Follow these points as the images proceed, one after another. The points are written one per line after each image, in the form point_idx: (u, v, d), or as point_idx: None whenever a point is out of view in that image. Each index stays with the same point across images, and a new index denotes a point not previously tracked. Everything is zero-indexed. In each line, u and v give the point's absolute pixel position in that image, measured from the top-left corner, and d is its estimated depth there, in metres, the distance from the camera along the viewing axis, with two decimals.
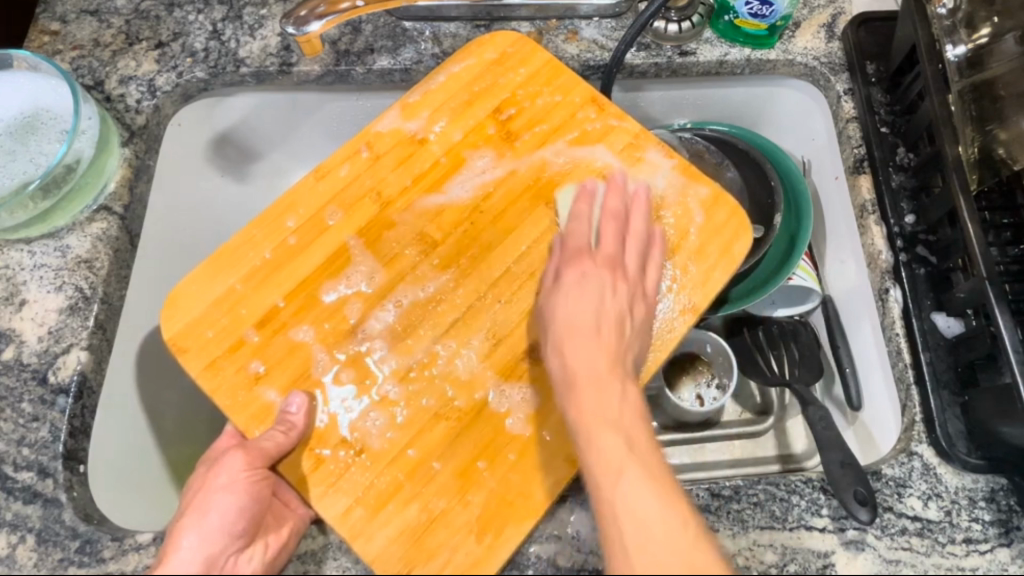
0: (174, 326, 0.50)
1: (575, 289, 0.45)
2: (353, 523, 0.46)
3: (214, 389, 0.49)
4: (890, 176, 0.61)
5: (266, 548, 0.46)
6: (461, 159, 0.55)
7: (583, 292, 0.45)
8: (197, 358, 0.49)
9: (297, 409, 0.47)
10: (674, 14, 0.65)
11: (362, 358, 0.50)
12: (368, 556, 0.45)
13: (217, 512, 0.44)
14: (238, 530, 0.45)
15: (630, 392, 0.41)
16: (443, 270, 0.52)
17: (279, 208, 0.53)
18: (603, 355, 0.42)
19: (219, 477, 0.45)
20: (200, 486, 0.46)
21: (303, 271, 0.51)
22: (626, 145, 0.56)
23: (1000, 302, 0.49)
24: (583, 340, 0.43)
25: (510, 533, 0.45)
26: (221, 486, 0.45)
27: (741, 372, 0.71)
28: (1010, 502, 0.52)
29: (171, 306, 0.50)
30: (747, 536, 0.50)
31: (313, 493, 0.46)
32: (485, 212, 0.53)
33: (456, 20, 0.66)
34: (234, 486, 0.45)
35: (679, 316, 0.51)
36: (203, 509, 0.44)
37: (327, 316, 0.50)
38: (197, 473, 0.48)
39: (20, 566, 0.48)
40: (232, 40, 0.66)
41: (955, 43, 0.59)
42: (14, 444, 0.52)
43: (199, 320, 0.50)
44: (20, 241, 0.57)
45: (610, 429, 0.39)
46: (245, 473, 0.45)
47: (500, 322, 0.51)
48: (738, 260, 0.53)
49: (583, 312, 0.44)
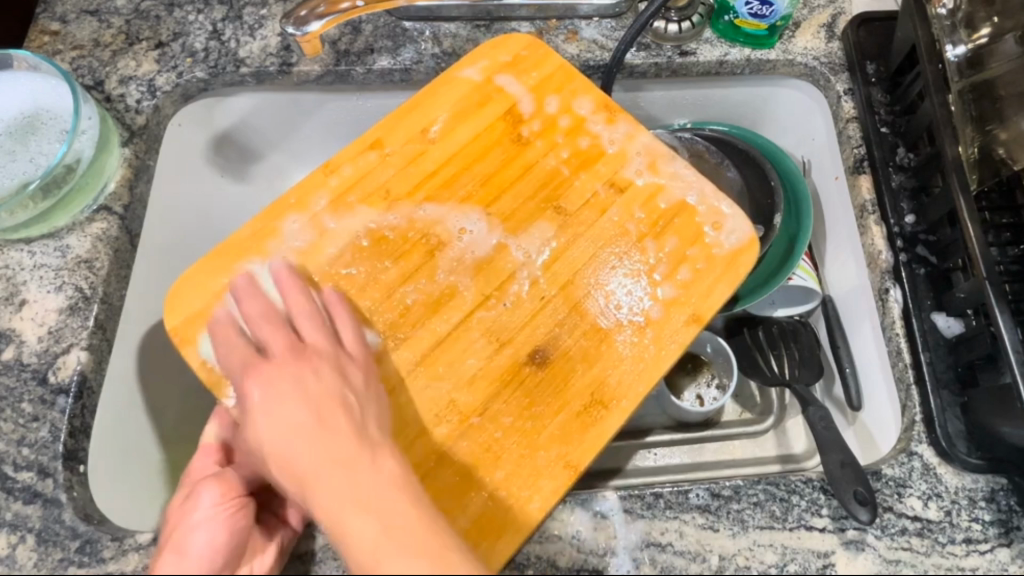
0: (176, 317, 0.50)
1: (276, 399, 0.41)
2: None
3: (214, 381, 0.49)
4: (890, 176, 0.61)
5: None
6: (469, 160, 0.55)
7: (280, 393, 0.41)
8: (198, 349, 0.49)
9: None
10: (674, 14, 0.65)
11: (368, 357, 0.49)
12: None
13: (196, 553, 0.40)
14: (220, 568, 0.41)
15: (376, 464, 0.38)
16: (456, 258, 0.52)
17: (289, 203, 0.53)
18: (318, 440, 0.39)
19: (193, 516, 0.42)
20: (174, 525, 0.43)
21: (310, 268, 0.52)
22: (638, 152, 0.56)
23: (1000, 301, 0.49)
24: (302, 438, 0.39)
25: (508, 540, 0.46)
26: (198, 522, 0.42)
27: (744, 372, 0.71)
28: (1010, 502, 0.52)
29: (176, 297, 0.50)
30: (747, 536, 0.50)
31: None
32: (492, 216, 0.53)
33: (456, 20, 0.66)
34: (212, 523, 0.42)
35: (683, 327, 0.51)
36: (180, 546, 0.41)
37: None
38: (170, 514, 0.44)
39: (20, 566, 0.48)
40: (231, 40, 0.66)
41: (955, 43, 0.59)
42: (14, 444, 0.52)
43: (202, 312, 0.50)
44: (19, 241, 0.57)
45: (344, 493, 0.37)
46: (222, 505, 0.43)
47: (504, 324, 0.51)
48: (743, 273, 0.53)
49: (289, 382, 0.42)
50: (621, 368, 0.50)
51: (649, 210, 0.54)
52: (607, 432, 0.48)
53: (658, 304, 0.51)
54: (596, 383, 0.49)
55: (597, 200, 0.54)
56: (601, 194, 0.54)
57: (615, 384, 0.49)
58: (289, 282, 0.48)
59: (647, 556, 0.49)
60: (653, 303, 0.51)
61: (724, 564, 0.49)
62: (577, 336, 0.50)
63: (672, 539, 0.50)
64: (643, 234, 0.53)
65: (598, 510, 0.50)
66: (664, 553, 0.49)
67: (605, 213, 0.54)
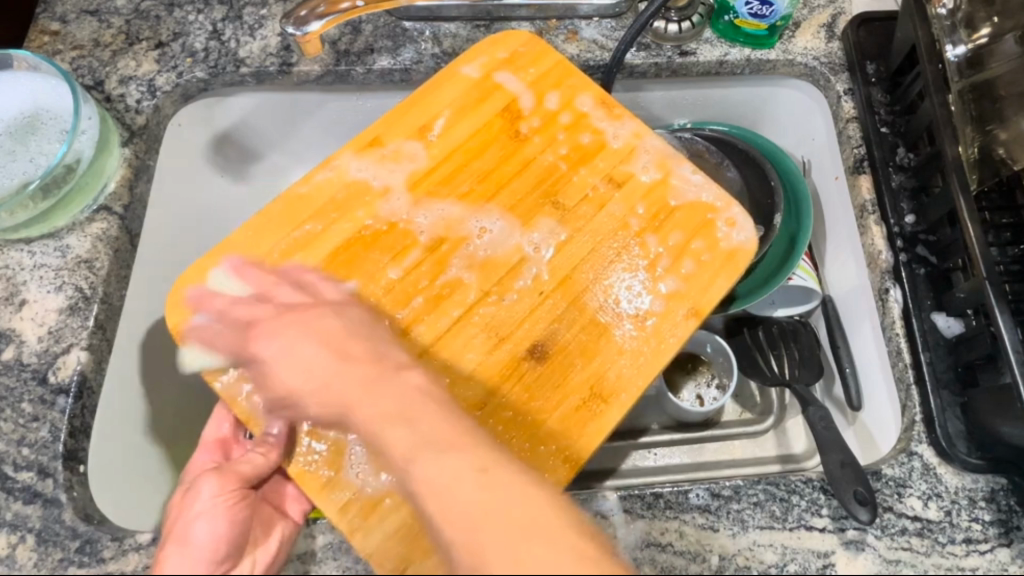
0: (179, 314, 0.50)
1: (284, 352, 0.46)
2: (351, 519, 0.46)
3: (217, 377, 0.49)
4: (890, 176, 0.61)
5: (255, 565, 0.44)
6: (468, 156, 0.55)
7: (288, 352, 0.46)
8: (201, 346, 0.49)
9: (277, 432, 0.47)
10: (674, 15, 0.65)
11: None
12: (365, 551, 0.45)
13: (198, 543, 0.41)
14: (221, 557, 0.42)
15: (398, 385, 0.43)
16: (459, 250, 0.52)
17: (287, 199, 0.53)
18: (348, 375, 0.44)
19: (195, 505, 0.43)
20: (175, 514, 0.43)
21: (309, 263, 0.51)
22: (637, 148, 0.56)
23: (1000, 302, 0.49)
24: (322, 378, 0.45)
25: None
26: (199, 513, 0.42)
27: (744, 372, 0.71)
28: (1010, 502, 0.52)
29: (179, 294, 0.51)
30: (747, 536, 0.50)
31: (313, 487, 0.47)
32: (491, 211, 0.53)
33: (456, 20, 0.66)
34: (212, 514, 0.42)
35: (682, 321, 0.51)
36: (182, 538, 0.41)
37: None
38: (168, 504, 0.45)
39: (20, 566, 0.48)
40: (231, 40, 0.66)
41: (955, 43, 0.59)
42: (14, 444, 0.52)
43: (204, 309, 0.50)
44: (20, 241, 0.57)
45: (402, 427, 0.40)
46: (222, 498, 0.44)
47: (503, 321, 0.51)
48: (742, 267, 0.53)
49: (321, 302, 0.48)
50: (621, 363, 0.50)
51: (648, 205, 0.54)
52: (607, 427, 0.48)
53: (657, 298, 0.51)
54: (594, 378, 0.49)
55: (597, 195, 0.54)
56: (600, 189, 0.54)
57: (614, 379, 0.49)
58: (248, 272, 0.50)
59: (647, 556, 0.49)
60: (653, 296, 0.51)
61: (723, 564, 0.49)
62: (575, 330, 0.50)
63: (672, 539, 0.50)
64: (643, 229, 0.53)
65: (599, 510, 0.50)
66: (664, 553, 0.49)
67: (604, 209, 0.54)
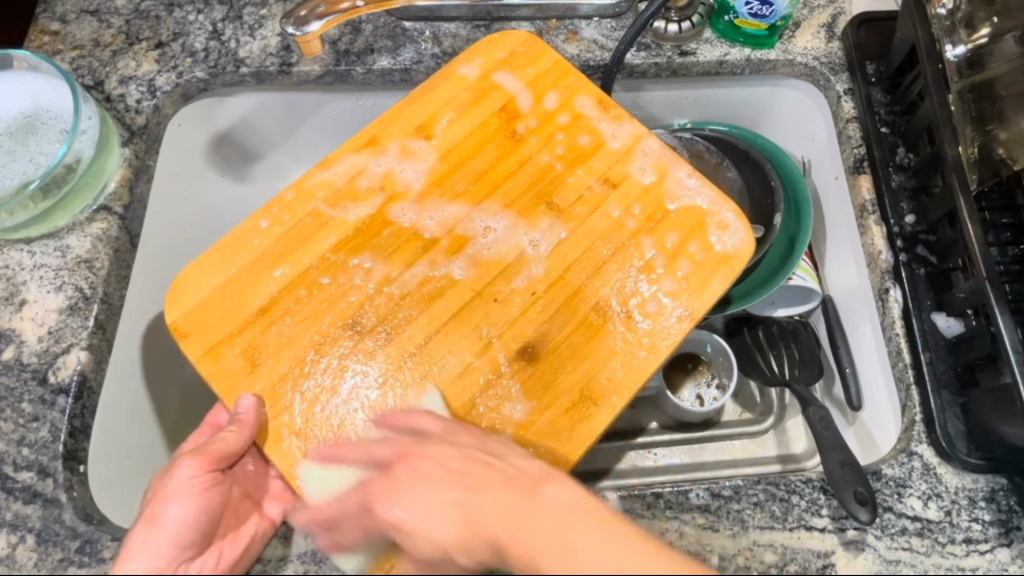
0: (175, 311, 0.50)
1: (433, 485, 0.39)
2: None
3: (211, 373, 0.49)
4: (890, 176, 0.61)
5: (221, 557, 0.45)
6: (463, 157, 0.55)
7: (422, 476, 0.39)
8: (197, 343, 0.49)
9: (246, 409, 0.47)
10: (674, 14, 0.65)
11: (366, 344, 0.50)
12: (351, 549, 0.45)
13: (169, 522, 0.42)
14: (187, 543, 0.43)
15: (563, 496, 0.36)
16: (456, 250, 0.53)
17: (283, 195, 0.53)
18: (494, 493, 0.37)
19: (168, 485, 0.43)
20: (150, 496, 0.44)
21: (308, 256, 0.52)
22: (634, 149, 0.56)
23: (1000, 302, 0.49)
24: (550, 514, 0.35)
25: None
26: (171, 494, 0.43)
27: (744, 372, 0.71)
28: (1010, 502, 0.52)
29: (176, 290, 0.50)
30: (747, 537, 0.50)
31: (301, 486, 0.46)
32: (485, 212, 0.53)
33: (456, 20, 0.66)
34: (184, 494, 0.43)
35: (675, 324, 0.51)
36: (155, 520, 0.42)
37: (333, 303, 0.51)
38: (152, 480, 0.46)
39: (20, 566, 0.48)
40: (231, 40, 0.66)
41: (955, 44, 0.59)
42: (14, 444, 0.52)
43: (201, 305, 0.50)
44: (19, 241, 0.57)
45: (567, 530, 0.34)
46: (198, 479, 0.44)
47: (493, 321, 0.51)
48: (737, 270, 0.52)
49: (447, 506, 0.37)
50: (614, 364, 0.50)
51: (644, 206, 0.54)
52: (596, 428, 0.48)
53: (651, 299, 0.51)
54: (586, 379, 0.49)
55: (593, 195, 0.54)
56: (596, 190, 0.54)
57: (606, 380, 0.49)
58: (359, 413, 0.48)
59: None
60: (648, 298, 0.51)
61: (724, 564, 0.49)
62: (568, 330, 0.50)
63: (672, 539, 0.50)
64: (638, 231, 0.53)
65: None
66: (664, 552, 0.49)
67: (599, 209, 0.54)
